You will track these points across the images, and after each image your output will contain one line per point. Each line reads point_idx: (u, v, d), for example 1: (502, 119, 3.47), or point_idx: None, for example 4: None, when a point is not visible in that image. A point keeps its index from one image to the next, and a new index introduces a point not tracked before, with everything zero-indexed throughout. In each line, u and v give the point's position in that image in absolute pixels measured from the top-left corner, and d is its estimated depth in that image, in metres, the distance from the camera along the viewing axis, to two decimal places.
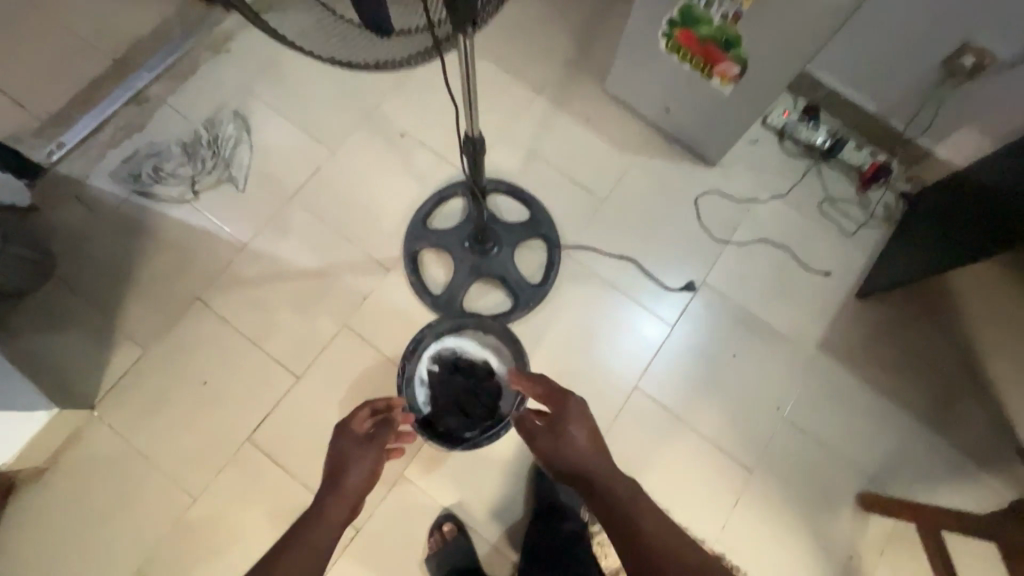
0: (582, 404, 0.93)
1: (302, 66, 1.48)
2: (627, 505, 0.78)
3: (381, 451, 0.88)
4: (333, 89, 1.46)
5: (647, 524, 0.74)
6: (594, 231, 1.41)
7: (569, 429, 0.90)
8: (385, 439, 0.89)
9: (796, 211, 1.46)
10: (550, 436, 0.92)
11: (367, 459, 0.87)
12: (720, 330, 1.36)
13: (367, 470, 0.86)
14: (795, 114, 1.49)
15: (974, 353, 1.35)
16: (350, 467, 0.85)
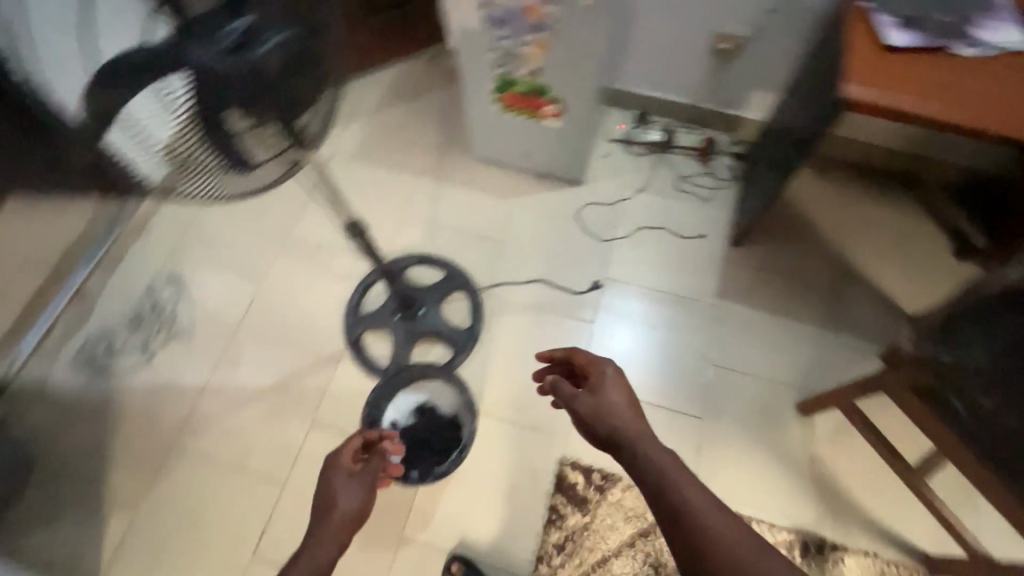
0: (619, 372, 0.97)
1: (218, 220, 1.69)
2: (671, 471, 0.82)
3: (371, 482, 0.97)
4: (249, 229, 1.68)
5: (695, 495, 0.79)
6: (503, 268, 1.62)
7: (609, 395, 0.94)
8: (377, 467, 1.00)
9: (659, 196, 1.71)
10: (592, 401, 0.94)
11: (353, 495, 0.94)
12: (633, 310, 1.56)
13: (357, 499, 0.94)
14: (630, 125, 1.81)
15: (839, 256, 1.58)
16: (340, 498, 0.93)
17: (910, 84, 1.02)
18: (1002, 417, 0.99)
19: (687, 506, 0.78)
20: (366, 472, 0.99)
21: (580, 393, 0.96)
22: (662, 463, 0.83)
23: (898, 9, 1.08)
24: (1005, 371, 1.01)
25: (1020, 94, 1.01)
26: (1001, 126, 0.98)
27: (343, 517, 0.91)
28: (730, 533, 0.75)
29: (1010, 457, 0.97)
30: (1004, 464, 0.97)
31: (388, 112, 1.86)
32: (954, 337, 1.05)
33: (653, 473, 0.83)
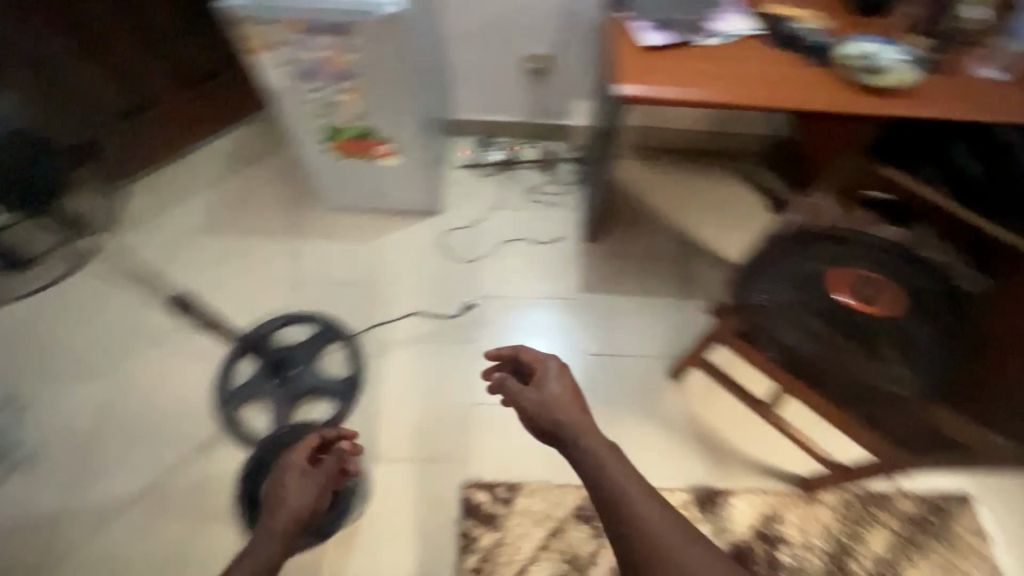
0: (562, 365, 1.00)
1: (56, 328, 1.57)
2: (611, 465, 0.85)
3: (325, 477, 0.97)
4: (94, 329, 1.56)
5: (632, 485, 0.83)
6: (376, 310, 1.63)
7: (554, 390, 0.95)
8: (331, 463, 1.00)
9: (512, 210, 1.81)
10: (538, 397, 0.95)
11: (304, 496, 0.93)
12: (508, 321, 1.62)
13: (307, 496, 0.93)
14: (473, 150, 1.92)
15: (677, 232, 1.76)
16: (289, 497, 0.92)
17: (671, 75, 1.18)
18: (818, 337, 1.03)
19: (623, 493, 0.82)
20: (319, 473, 0.98)
21: (525, 387, 0.97)
22: (605, 461, 0.85)
23: (650, 14, 1.25)
24: (812, 296, 1.06)
25: (758, 70, 1.19)
26: (747, 97, 1.15)
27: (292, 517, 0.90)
28: (661, 522, 0.80)
29: (827, 373, 1.04)
30: (817, 379, 1.07)
31: (231, 178, 1.82)
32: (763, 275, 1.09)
33: (593, 469, 0.86)
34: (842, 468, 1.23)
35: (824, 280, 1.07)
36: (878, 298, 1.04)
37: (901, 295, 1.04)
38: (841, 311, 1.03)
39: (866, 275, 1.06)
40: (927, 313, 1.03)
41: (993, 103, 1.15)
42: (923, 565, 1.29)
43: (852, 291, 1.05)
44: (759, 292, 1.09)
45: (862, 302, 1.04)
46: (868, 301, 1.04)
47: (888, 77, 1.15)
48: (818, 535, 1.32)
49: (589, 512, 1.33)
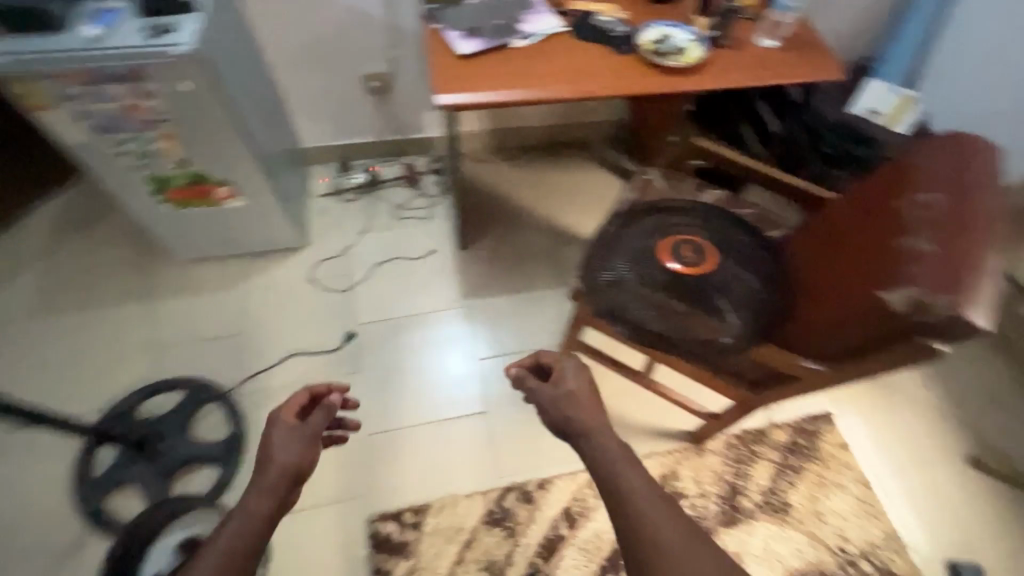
0: (581, 366, 0.99)
1: None
2: (619, 460, 0.80)
3: (314, 435, 0.90)
4: None
5: (636, 477, 0.77)
6: (252, 360, 1.55)
7: (569, 385, 0.94)
8: (317, 422, 0.92)
9: (382, 230, 1.79)
10: (555, 393, 0.95)
11: (294, 450, 0.85)
12: (394, 343, 1.60)
13: (297, 451, 0.85)
14: (332, 176, 1.88)
15: (546, 225, 1.84)
16: (276, 452, 0.84)
17: (488, 79, 1.22)
18: (658, 303, 1.09)
19: (626, 485, 0.76)
20: (309, 429, 0.91)
21: (541, 383, 0.96)
22: (614, 458, 0.80)
23: (460, 23, 1.28)
24: (647, 265, 1.12)
25: (569, 64, 1.26)
26: (561, 91, 1.22)
27: (282, 471, 0.82)
28: (666, 519, 0.71)
29: (677, 334, 1.07)
30: (670, 348, 1.09)
31: (66, 250, 1.67)
32: (601, 255, 1.15)
33: (602, 465, 0.80)
34: (714, 417, 1.33)
35: (655, 250, 1.13)
36: (703, 257, 1.12)
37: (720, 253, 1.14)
38: (673, 275, 1.10)
39: (689, 241, 1.14)
40: (744, 263, 1.13)
41: (786, 69, 1.27)
42: (801, 485, 1.43)
43: (679, 255, 1.12)
44: (600, 272, 1.13)
45: (690, 263, 1.11)
46: (695, 262, 1.11)
47: (679, 58, 1.26)
48: (710, 481, 1.42)
49: (498, 514, 1.36)
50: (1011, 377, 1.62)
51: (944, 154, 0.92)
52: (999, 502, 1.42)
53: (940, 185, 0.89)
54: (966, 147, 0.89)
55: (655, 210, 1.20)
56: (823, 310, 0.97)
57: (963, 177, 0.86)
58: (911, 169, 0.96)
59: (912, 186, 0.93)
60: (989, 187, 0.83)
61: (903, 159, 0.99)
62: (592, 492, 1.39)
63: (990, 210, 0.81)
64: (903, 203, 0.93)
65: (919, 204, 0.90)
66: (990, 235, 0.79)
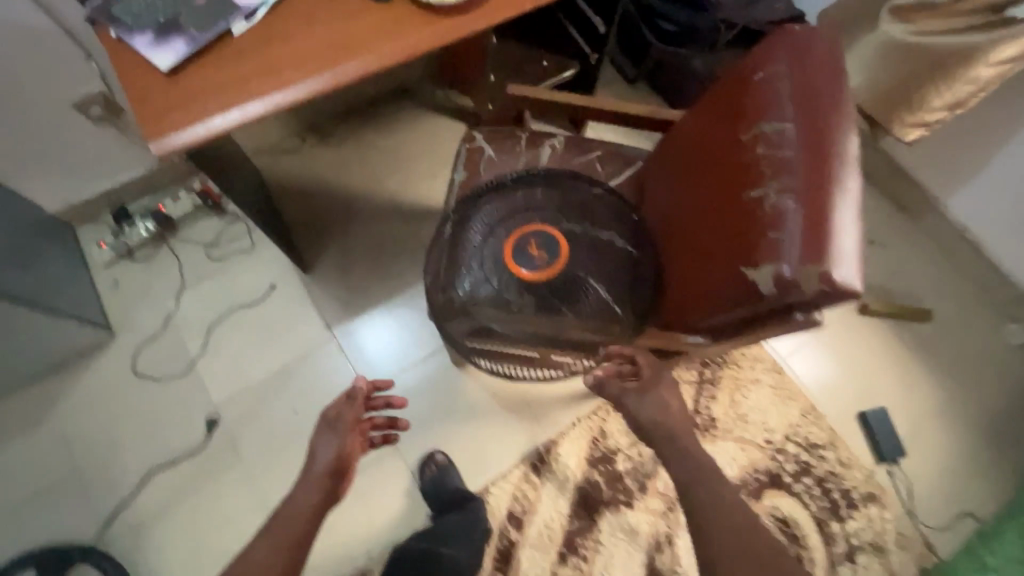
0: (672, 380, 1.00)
1: None
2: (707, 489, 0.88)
3: (354, 431, 0.96)
4: None
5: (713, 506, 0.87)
6: (101, 497, 1.26)
7: (669, 402, 0.96)
8: (354, 421, 0.96)
9: (203, 282, 1.46)
10: (647, 403, 0.94)
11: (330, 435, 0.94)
12: (267, 409, 1.36)
13: (333, 451, 0.93)
14: (110, 234, 1.47)
15: (394, 205, 1.58)
16: (319, 452, 0.93)
17: (214, 92, 0.89)
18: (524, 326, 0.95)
19: (707, 513, 0.86)
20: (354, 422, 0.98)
21: (637, 395, 0.94)
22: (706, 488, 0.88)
23: (144, 23, 0.90)
24: (496, 286, 0.95)
25: (320, 35, 0.93)
26: (320, 79, 0.91)
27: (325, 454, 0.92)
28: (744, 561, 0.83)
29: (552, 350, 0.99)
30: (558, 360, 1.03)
31: None
32: (445, 288, 0.99)
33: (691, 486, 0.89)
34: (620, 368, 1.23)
35: (497, 264, 0.96)
36: (551, 252, 0.96)
37: (568, 236, 0.98)
38: (527, 289, 0.94)
39: (531, 242, 0.97)
40: (595, 237, 0.98)
41: None
42: (721, 395, 1.43)
43: (525, 260, 0.95)
44: (450, 311, 0.98)
45: (541, 266, 0.95)
46: (545, 262, 0.95)
47: None
48: None
49: None
50: (879, 209, 1.65)
51: (780, 63, 0.76)
52: (887, 339, 1.51)
53: (784, 107, 0.73)
54: (802, 53, 0.74)
55: (483, 208, 1.01)
56: (687, 276, 0.86)
57: (807, 97, 0.72)
58: (748, 86, 0.79)
59: (751, 112, 0.77)
60: (833, 105, 0.70)
61: (738, 73, 0.82)
62: (530, 485, 1.33)
63: (837, 140, 0.68)
64: (745, 135, 0.77)
65: (762, 136, 0.74)
66: (844, 173, 0.67)
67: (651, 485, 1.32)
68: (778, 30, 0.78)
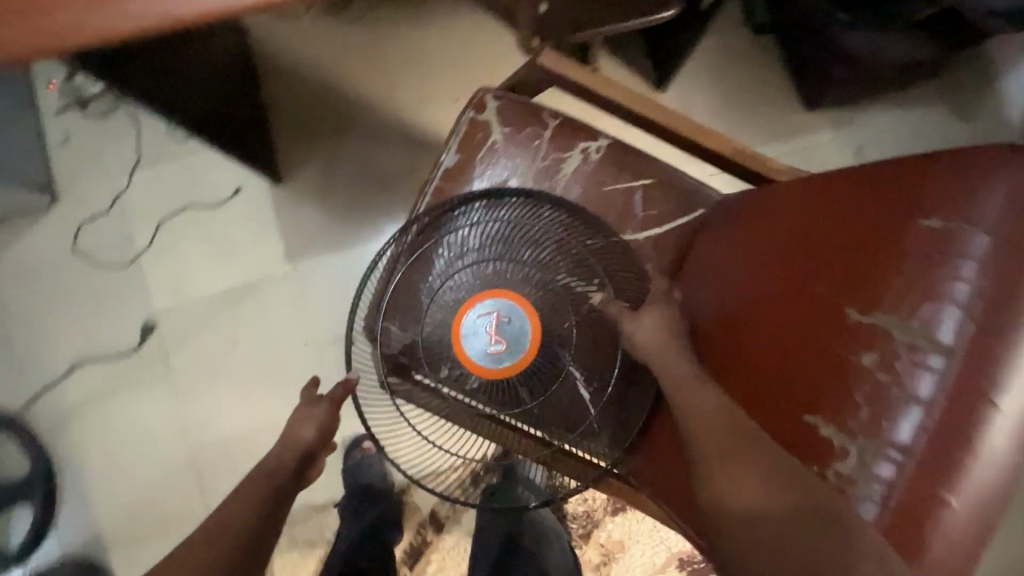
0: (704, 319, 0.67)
1: None
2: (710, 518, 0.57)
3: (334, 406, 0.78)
4: None
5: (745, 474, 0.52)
6: (28, 373, 1.21)
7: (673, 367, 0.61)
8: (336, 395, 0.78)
9: (161, 163, 1.24)
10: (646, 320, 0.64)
11: (311, 429, 0.77)
12: (203, 329, 1.22)
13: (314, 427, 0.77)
14: (62, 76, 1.22)
15: (398, 122, 1.25)
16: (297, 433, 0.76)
17: None
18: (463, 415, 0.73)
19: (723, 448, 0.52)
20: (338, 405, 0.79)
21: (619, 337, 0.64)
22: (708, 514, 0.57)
23: None
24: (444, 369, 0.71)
25: None
26: None
27: (294, 450, 0.75)
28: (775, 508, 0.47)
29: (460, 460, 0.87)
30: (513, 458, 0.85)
31: None
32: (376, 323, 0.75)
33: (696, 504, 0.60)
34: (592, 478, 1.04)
35: (441, 328, 0.71)
36: (514, 338, 0.69)
37: (547, 313, 0.71)
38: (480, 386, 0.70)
39: (496, 319, 0.69)
40: (592, 313, 0.71)
41: None
42: None
43: (477, 341, 0.69)
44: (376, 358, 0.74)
45: (494, 358, 0.69)
46: (502, 356, 0.69)
47: None
48: None
49: None
50: None
51: (973, 235, 0.46)
52: None
53: (937, 312, 0.46)
54: (1010, 238, 0.45)
55: (456, 232, 0.74)
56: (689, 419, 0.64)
57: (979, 319, 0.45)
58: (900, 233, 0.49)
59: (880, 288, 0.49)
60: (1003, 348, 0.44)
61: (891, 197, 0.51)
62: None
63: (986, 404, 0.43)
64: (852, 316, 0.50)
65: (878, 339, 0.48)
66: (969, 466, 0.43)
67: (593, 536, 1.19)
68: (995, 164, 0.47)
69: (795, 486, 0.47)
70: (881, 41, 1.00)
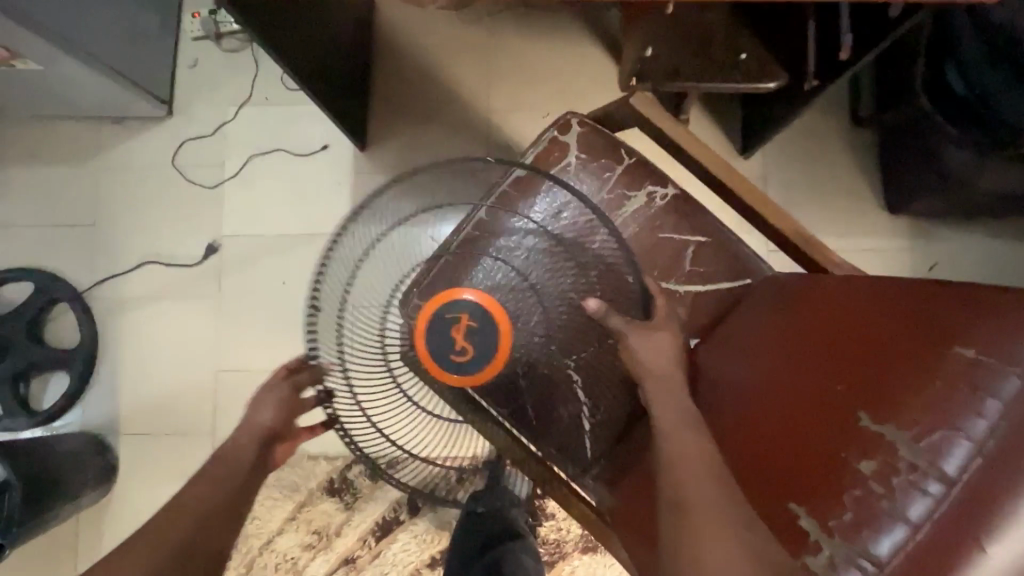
0: (721, 381, 0.69)
1: None
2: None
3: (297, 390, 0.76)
4: None
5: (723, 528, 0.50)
6: (103, 260, 1.33)
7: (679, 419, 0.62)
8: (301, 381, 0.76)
9: (266, 106, 1.35)
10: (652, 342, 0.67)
11: (268, 412, 0.75)
12: (259, 264, 1.31)
13: (278, 406, 0.75)
14: (207, 9, 1.36)
15: (486, 122, 1.31)
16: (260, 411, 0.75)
17: None
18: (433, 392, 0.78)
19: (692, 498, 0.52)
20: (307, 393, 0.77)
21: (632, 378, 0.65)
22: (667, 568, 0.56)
23: None
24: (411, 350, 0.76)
25: None
26: None
27: (253, 435, 0.73)
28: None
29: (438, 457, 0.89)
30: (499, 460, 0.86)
31: None
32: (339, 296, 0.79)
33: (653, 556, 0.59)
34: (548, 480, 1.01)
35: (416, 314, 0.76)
36: (483, 349, 0.72)
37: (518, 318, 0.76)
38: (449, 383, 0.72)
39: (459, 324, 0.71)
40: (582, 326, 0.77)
41: None
42: None
43: (439, 340, 0.71)
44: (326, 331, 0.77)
45: (457, 365, 0.71)
46: (464, 360, 0.71)
47: None
48: None
49: (338, 484, 1.27)
50: None
51: (1004, 376, 0.46)
52: None
53: (946, 441, 0.46)
54: None
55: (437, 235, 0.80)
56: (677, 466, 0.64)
57: (991, 458, 0.44)
58: (929, 357, 0.49)
59: (896, 401, 0.49)
60: (1010, 494, 0.43)
61: (930, 323, 0.51)
62: None
63: (978, 545, 0.42)
64: (863, 423, 0.50)
65: (882, 449, 0.48)
66: None
67: (557, 567, 1.19)
68: None
69: (767, 557, 0.46)
70: (985, 164, 0.97)
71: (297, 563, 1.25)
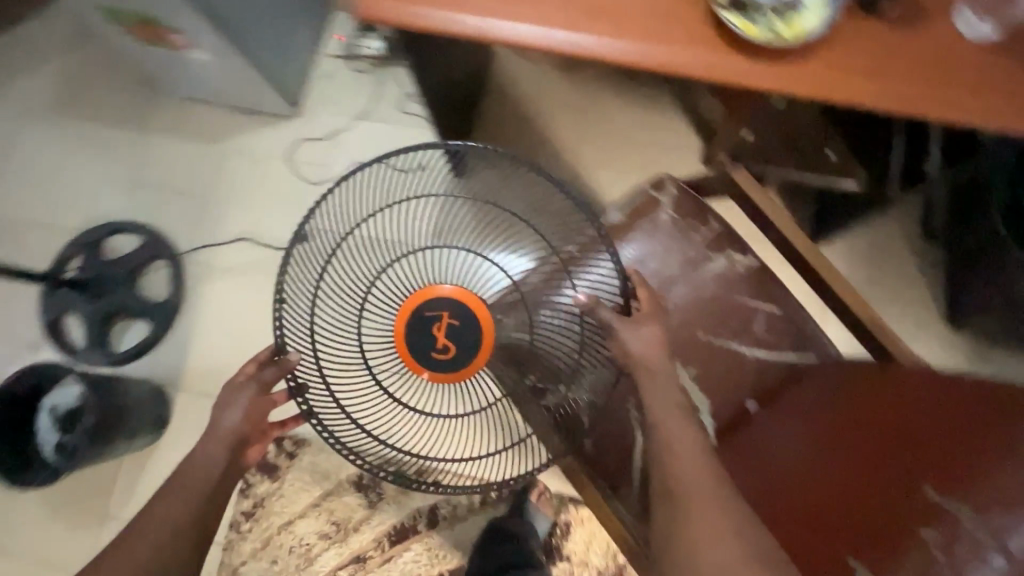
0: (770, 437, 0.75)
1: None
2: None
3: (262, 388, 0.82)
4: None
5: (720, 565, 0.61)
6: (206, 229, 1.47)
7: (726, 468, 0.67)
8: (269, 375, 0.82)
9: (380, 123, 1.50)
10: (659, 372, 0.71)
11: (236, 416, 0.81)
12: None
13: (242, 411, 0.81)
14: (349, 33, 1.54)
15: (573, 172, 1.42)
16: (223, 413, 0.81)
17: None
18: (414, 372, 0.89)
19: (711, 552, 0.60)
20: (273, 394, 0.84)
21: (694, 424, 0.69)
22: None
23: None
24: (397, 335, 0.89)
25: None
26: (543, 32, 0.76)
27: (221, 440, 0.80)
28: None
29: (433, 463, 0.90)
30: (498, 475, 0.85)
31: (79, 50, 1.57)
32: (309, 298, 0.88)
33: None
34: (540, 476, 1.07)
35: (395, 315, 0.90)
36: (465, 343, 0.86)
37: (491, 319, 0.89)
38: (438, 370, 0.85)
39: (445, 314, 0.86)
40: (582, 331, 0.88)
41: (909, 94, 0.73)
42: None
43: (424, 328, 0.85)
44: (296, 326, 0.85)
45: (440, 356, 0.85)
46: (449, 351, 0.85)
47: (770, 18, 0.73)
48: (599, 553, 1.23)
49: (367, 481, 1.30)
50: None
51: None
52: None
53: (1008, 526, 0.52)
54: None
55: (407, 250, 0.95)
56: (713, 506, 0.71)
57: None
58: (998, 452, 0.56)
59: (961, 482, 0.56)
60: None
61: (1000, 424, 0.58)
62: (467, 502, 1.27)
63: None
64: (929, 496, 0.57)
65: (946, 521, 0.54)
66: None
67: None
68: None
69: None
70: None
71: (310, 550, 1.28)
